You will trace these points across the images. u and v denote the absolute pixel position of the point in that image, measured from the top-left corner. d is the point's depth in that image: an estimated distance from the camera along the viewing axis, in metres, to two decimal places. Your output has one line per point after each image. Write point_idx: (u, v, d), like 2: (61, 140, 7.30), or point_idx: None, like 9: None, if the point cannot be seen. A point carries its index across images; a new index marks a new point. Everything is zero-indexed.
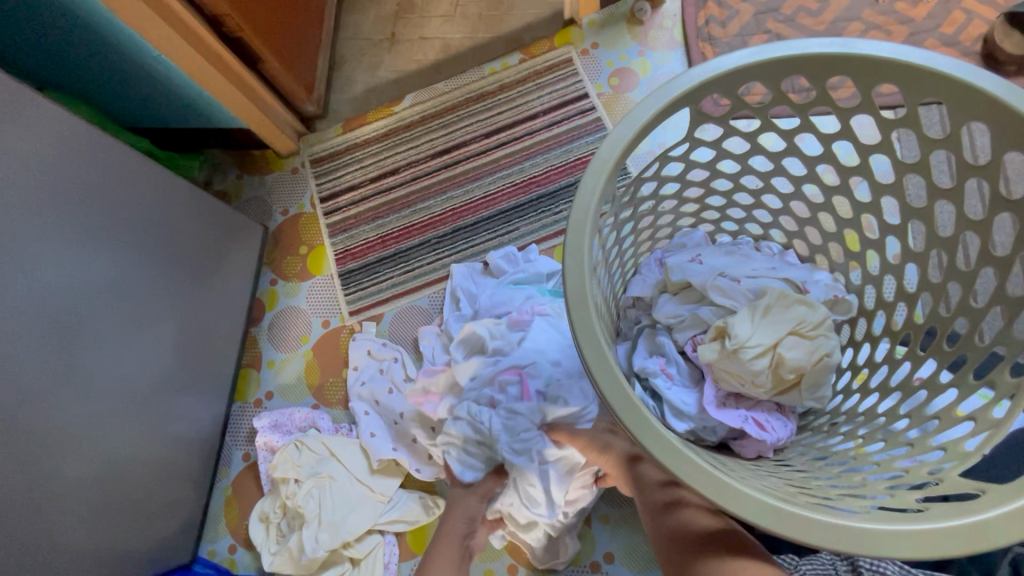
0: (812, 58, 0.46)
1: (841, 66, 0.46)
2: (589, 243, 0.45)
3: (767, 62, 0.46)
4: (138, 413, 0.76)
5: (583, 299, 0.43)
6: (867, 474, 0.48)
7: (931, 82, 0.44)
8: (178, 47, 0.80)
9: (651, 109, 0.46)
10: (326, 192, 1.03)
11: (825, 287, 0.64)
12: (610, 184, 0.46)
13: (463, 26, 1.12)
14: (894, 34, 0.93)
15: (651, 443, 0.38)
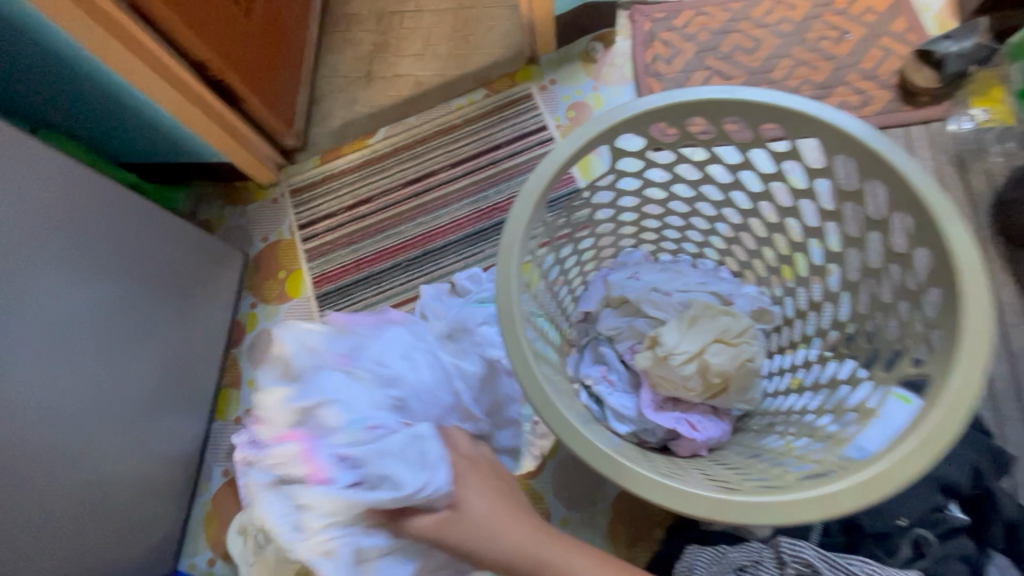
0: (708, 102, 0.54)
1: (732, 109, 0.54)
2: (517, 265, 0.51)
3: (671, 105, 0.54)
4: (122, 431, 0.81)
5: (512, 314, 0.50)
6: (776, 464, 0.55)
7: (803, 122, 0.52)
8: (161, 90, 0.87)
9: (571, 148, 0.53)
10: (304, 221, 1.09)
11: (750, 299, 0.72)
12: (536, 212, 0.53)
13: (433, 64, 1.21)
14: (820, 69, 1.03)
15: (572, 441, 0.45)
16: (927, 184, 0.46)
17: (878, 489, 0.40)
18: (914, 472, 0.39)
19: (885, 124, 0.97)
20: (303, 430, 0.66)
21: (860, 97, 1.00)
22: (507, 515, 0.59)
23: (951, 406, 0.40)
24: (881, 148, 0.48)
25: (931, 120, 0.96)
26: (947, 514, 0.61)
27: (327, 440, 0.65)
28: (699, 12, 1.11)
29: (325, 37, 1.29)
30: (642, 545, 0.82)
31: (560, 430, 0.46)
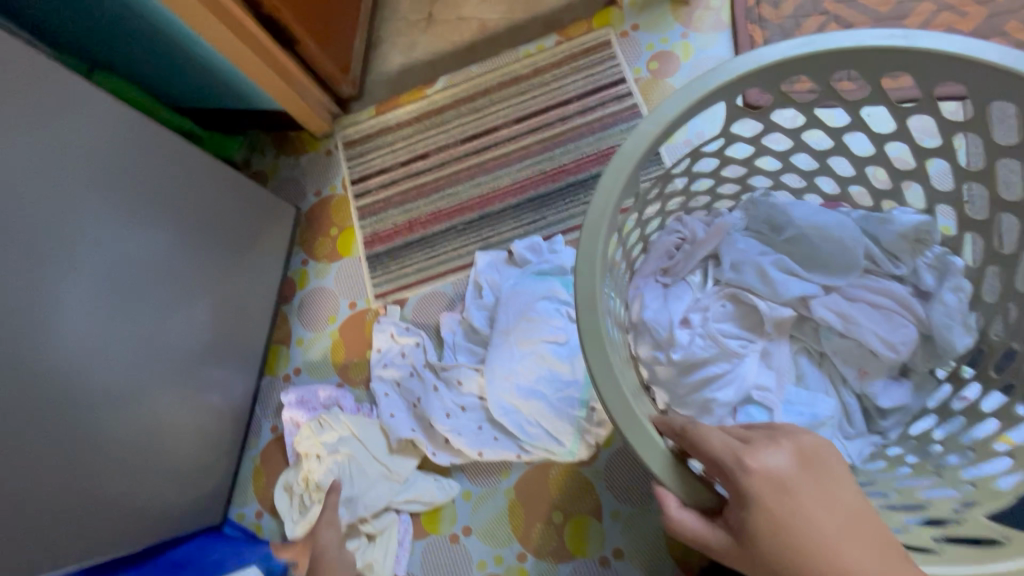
0: (872, 53, 0.42)
1: (905, 62, 0.42)
2: (604, 248, 0.43)
3: (811, 55, 0.43)
4: (176, 383, 0.81)
5: (594, 316, 0.41)
6: (899, 479, 0.48)
7: (1002, 83, 0.40)
8: (218, 31, 0.82)
9: (680, 105, 0.43)
10: (357, 175, 1.04)
11: (890, 318, 0.53)
12: (629, 179, 0.44)
13: (500, 5, 1.09)
14: (969, 16, 0.84)
15: (618, 411, 0.40)
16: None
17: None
18: None
19: None
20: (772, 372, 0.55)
21: None
22: (823, 488, 0.35)
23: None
24: None
25: None
26: None
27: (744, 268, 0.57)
28: None
29: None
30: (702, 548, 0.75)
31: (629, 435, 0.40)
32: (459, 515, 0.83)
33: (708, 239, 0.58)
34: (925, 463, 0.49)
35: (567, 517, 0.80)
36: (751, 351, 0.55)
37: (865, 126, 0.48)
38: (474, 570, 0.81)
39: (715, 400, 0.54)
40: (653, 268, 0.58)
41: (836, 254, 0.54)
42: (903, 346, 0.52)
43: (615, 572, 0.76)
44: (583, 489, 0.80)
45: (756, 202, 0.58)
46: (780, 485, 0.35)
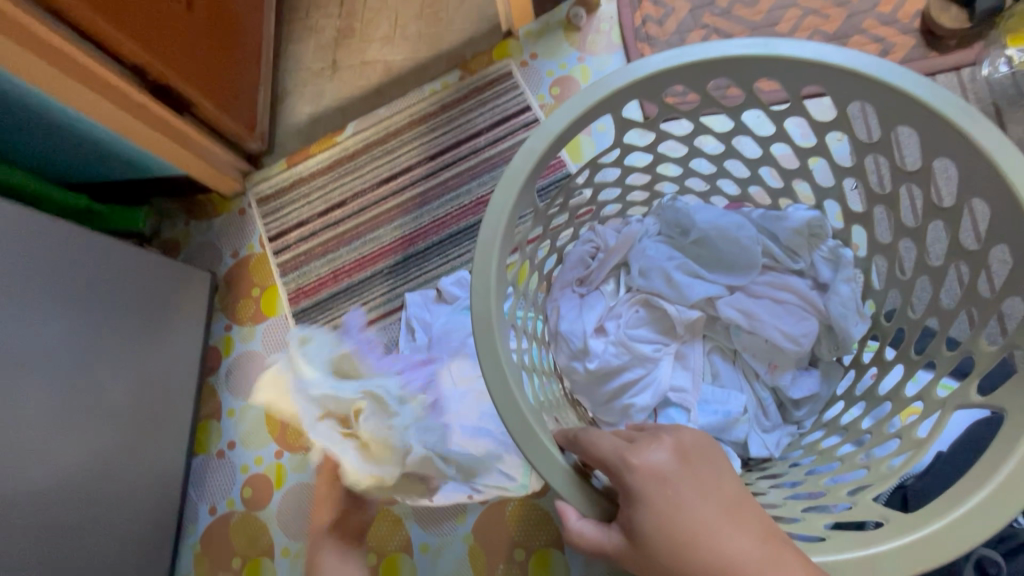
0: (736, 61, 0.43)
1: (769, 69, 0.43)
2: (498, 280, 0.42)
3: (684, 66, 0.44)
4: (96, 480, 0.74)
5: (491, 342, 0.40)
6: (812, 468, 0.49)
7: (847, 82, 0.42)
8: (87, 99, 0.77)
9: (563, 121, 0.44)
10: (275, 231, 1.01)
11: (793, 311, 0.54)
12: (515, 207, 0.44)
13: (402, 47, 1.11)
14: (831, 17, 0.91)
15: (513, 427, 0.38)
16: (1001, 149, 0.36)
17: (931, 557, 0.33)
18: (982, 533, 0.32)
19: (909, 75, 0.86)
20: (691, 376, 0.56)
21: (879, 46, 0.88)
22: (702, 480, 0.34)
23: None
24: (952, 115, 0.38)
25: (963, 66, 0.85)
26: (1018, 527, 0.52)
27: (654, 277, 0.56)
28: None
29: (286, 26, 1.19)
30: None
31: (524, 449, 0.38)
32: (419, 568, 0.80)
33: (618, 247, 0.58)
34: (836, 447, 0.50)
35: (529, 553, 0.78)
36: (666, 355, 0.55)
37: (745, 129, 0.50)
38: None
39: (630, 404, 0.54)
40: (567, 281, 0.57)
41: (737, 255, 0.55)
42: (805, 339, 0.53)
43: None
44: (541, 521, 0.79)
45: (664, 206, 0.59)
46: (662, 482, 0.34)
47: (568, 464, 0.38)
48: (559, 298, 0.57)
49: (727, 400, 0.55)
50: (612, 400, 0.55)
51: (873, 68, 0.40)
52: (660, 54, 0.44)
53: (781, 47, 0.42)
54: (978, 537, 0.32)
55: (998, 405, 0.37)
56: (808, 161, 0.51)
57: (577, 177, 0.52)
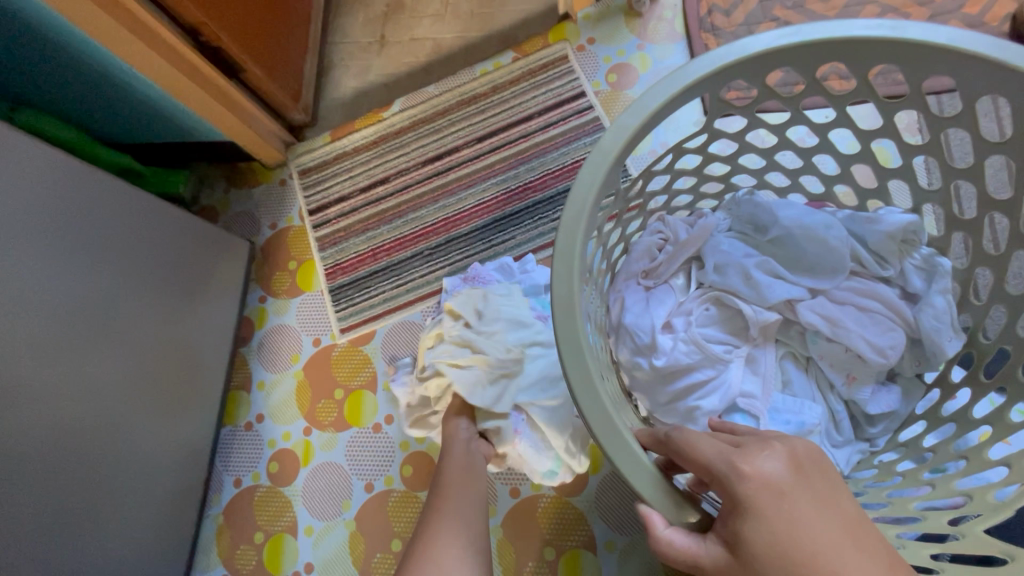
0: (857, 43, 0.40)
1: (891, 53, 0.40)
2: (580, 262, 0.39)
3: (799, 45, 0.40)
4: (127, 442, 0.73)
5: (572, 327, 0.38)
6: (892, 490, 0.46)
7: (982, 72, 0.38)
8: (142, 56, 0.75)
9: (665, 95, 0.41)
10: (315, 204, 0.99)
11: (878, 320, 0.51)
12: (602, 185, 0.40)
13: (454, 25, 1.09)
14: (911, 16, 0.86)
15: (592, 417, 0.36)
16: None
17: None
18: None
19: None
20: (764, 386, 0.52)
21: None
22: (818, 494, 0.31)
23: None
24: None
25: None
26: None
27: (729, 273, 0.53)
28: None
29: None
30: None
31: (606, 446, 0.35)
32: None
33: (692, 240, 0.54)
34: (914, 470, 0.47)
35: (560, 553, 0.75)
36: (737, 358, 0.52)
37: (848, 121, 0.46)
38: None
39: (695, 409, 0.51)
40: (632, 272, 0.54)
41: (822, 257, 0.52)
42: (892, 351, 0.50)
43: None
44: (575, 521, 0.76)
45: (739, 201, 0.55)
46: (776, 493, 0.30)
47: (652, 464, 0.36)
48: (624, 289, 0.54)
49: (800, 410, 0.52)
50: (676, 403, 0.51)
51: (1012, 56, 0.36)
52: (770, 32, 0.40)
53: (905, 29, 0.38)
54: None
55: None
56: (910, 160, 0.47)
57: (659, 160, 0.49)
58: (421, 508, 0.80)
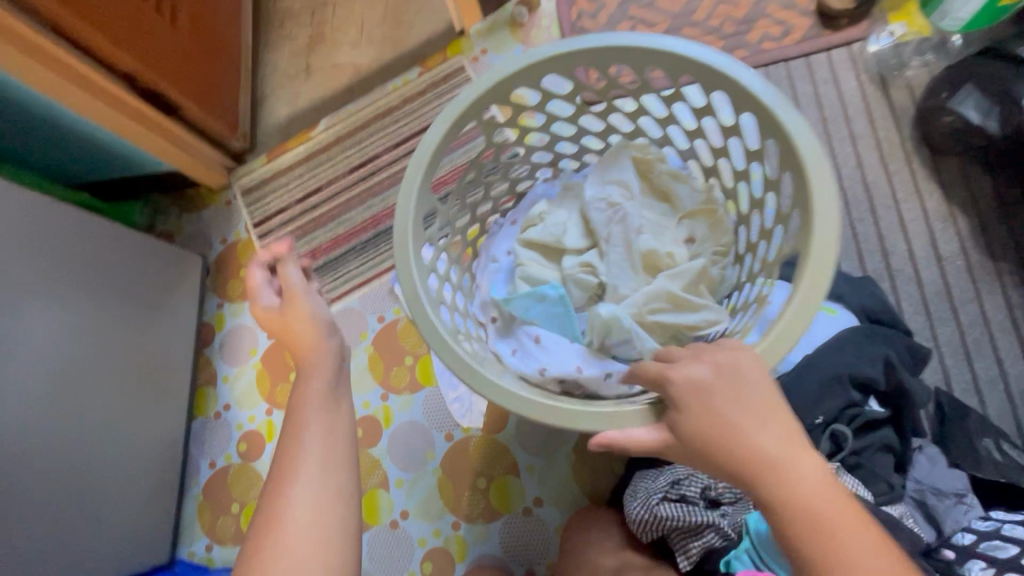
0: (594, 51, 0.58)
1: (615, 56, 0.58)
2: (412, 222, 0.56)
3: (557, 58, 0.58)
4: (104, 428, 0.86)
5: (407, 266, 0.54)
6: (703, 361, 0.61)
7: (678, 63, 0.57)
8: (93, 106, 0.90)
9: (474, 93, 0.58)
10: (258, 218, 1.12)
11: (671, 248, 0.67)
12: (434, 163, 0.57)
13: (368, 50, 1.27)
14: (740, 5, 1.03)
15: (416, 318, 0.53)
16: (770, 91, 0.54)
17: (772, 358, 0.47)
18: (794, 332, 0.47)
19: (807, 51, 0.98)
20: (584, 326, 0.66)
21: (781, 27, 1.01)
22: (738, 392, 0.42)
23: (813, 284, 0.47)
24: (746, 82, 0.55)
25: (852, 42, 0.97)
26: (862, 409, 0.63)
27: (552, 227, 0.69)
28: None
29: (263, 36, 1.35)
30: (604, 481, 0.86)
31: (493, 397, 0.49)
32: (395, 502, 0.91)
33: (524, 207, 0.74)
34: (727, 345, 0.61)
35: (490, 481, 0.89)
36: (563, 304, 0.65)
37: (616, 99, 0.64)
38: (415, 548, 0.88)
39: (540, 369, 0.63)
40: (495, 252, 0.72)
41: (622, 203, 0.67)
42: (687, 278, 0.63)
43: (538, 518, 0.86)
44: (500, 452, 0.90)
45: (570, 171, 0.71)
46: (693, 391, 0.43)
47: (462, 357, 0.51)
48: (485, 267, 0.71)
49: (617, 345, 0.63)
50: (523, 364, 0.63)
51: (683, 48, 0.56)
52: (544, 47, 0.58)
53: (629, 38, 0.57)
54: (794, 337, 0.47)
55: (795, 252, 0.53)
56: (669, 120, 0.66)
57: (494, 143, 0.66)
58: (372, 463, 0.93)
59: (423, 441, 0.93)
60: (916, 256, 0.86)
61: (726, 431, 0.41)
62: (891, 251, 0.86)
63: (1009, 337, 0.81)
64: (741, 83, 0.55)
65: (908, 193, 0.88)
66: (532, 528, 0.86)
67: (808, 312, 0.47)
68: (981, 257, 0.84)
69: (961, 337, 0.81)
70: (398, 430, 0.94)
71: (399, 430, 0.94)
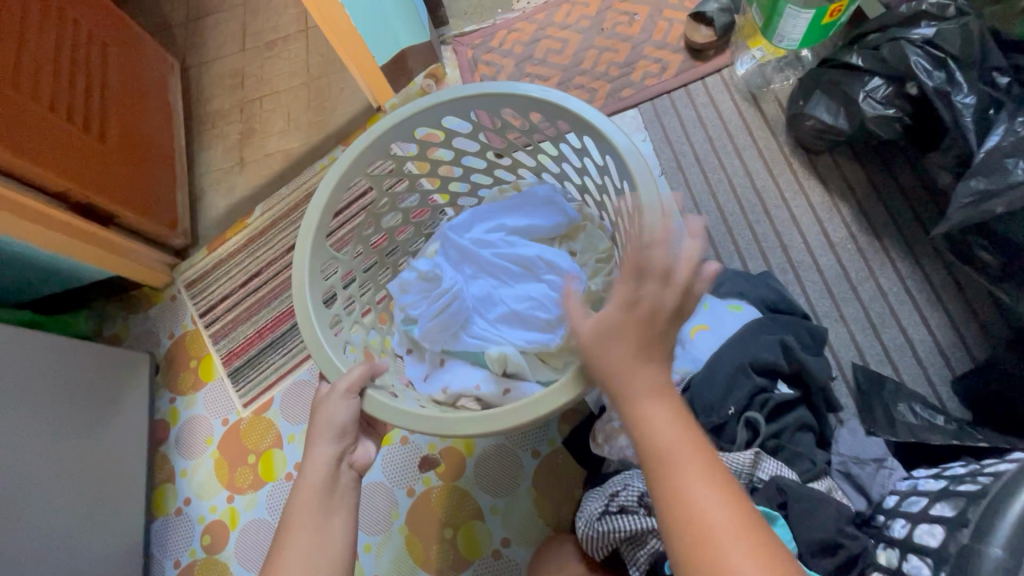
0: (452, 100, 0.66)
1: (470, 102, 0.67)
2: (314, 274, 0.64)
3: (420, 112, 0.67)
4: (57, 546, 0.84)
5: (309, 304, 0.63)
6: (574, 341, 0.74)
7: (522, 100, 0.65)
8: (28, 229, 0.94)
9: (358, 148, 0.66)
10: (203, 308, 1.15)
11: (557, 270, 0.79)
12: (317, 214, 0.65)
13: (296, 137, 1.37)
14: (620, 51, 1.15)
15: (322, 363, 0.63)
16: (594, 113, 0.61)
17: None
18: None
19: (684, 82, 1.10)
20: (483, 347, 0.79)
21: (659, 65, 1.12)
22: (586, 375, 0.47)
23: None
24: (577, 108, 0.62)
25: (721, 68, 1.09)
26: (771, 393, 0.68)
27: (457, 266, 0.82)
28: (510, 29, 1.24)
29: (196, 140, 1.44)
30: (565, 509, 0.88)
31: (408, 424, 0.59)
32: (365, 569, 0.90)
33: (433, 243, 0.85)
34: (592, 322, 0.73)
35: (457, 528, 0.89)
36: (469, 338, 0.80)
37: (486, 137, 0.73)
38: None
39: (444, 388, 0.78)
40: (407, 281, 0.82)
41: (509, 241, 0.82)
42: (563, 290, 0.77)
43: (507, 558, 0.87)
44: (462, 498, 0.91)
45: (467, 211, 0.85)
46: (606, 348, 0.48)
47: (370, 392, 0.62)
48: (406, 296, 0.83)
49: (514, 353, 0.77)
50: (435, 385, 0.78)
51: (523, 87, 0.64)
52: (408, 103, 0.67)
53: (477, 86, 0.65)
54: None
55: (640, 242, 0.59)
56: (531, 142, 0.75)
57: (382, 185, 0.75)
58: None
59: (386, 501, 0.93)
60: (811, 246, 0.93)
61: (635, 428, 0.47)
62: (788, 245, 0.94)
63: (907, 306, 0.87)
64: (573, 109, 0.62)
65: (794, 191, 0.97)
66: (503, 569, 0.86)
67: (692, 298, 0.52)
68: (868, 237, 0.92)
69: (865, 312, 0.88)
70: (361, 492, 0.94)
71: (362, 492, 0.94)
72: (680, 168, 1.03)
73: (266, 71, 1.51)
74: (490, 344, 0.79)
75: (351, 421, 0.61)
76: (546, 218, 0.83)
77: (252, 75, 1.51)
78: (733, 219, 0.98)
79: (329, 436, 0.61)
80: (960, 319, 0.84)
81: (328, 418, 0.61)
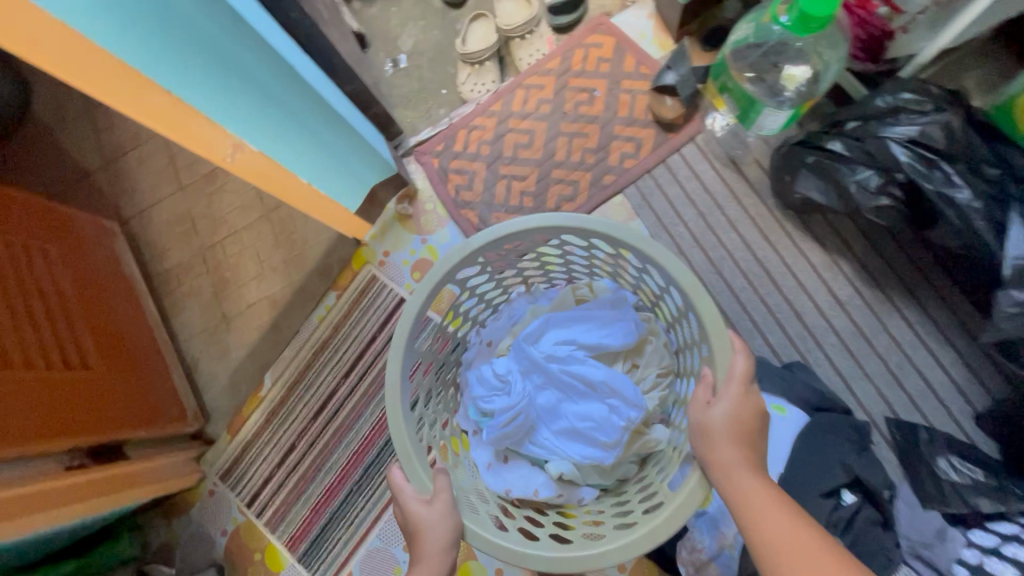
0: (487, 243, 0.65)
1: (506, 238, 0.66)
2: (407, 438, 0.61)
3: (460, 258, 0.65)
4: None
5: (404, 446, 0.61)
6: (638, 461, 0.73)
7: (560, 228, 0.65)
8: (67, 513, 0.90)
9: (416, 305, 0.64)
10: (248, 496, 1.14)
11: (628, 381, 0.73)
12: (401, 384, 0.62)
13: (276, 279, 1.31)
14: (590, 134, 1.13)
15: (418, 484, 0.60)
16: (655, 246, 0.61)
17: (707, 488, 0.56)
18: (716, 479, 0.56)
19: (662, 157, 1.09)
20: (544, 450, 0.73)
21: (632, 143, 1.11)
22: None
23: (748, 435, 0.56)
24: (627, 236, 0.62)
25: (695, 135, 1.09)
26: (842, 511, 0.75)
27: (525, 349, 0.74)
28: (470, 127, 1.20)
29: (169, 304, 1.37)
30: None
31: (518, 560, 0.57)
32: None
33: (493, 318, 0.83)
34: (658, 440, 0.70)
35: None
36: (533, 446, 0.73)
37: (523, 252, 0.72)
38: None
39: (504, 491, 0.69)
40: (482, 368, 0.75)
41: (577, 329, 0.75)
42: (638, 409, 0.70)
43: None
44: None
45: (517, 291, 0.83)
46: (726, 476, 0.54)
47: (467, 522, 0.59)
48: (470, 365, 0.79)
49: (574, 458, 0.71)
50: (490, 483, 0.71)
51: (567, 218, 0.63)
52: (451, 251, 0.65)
53: (518, 224, 0.64)
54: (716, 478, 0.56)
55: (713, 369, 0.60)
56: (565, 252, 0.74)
57: (445, 317, 0.73)
58: None
59: None
60: (822, 307, 0.98)
61: (752, 521, 0.52)
62: (802, 310, 0.99)
63: (921, 350, 0.94)
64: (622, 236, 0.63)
65: (795, 255, 1.01)
66: None
67: (761, 434, 0.57)
68: (872, 290, 0.97)
69: (885, 364, 0.95)
70: None
71: None
72: (682, 251, 1.05)
73: (216, 208, 1.41)
74: (553, 457, 0.72)
75: (453, 532, 0.58)
76: (617, 334, 0.74)
77: (201, 216, 1.41)
78: (745, 295, 1.01)
79: (439, 550, 0.58)
80: (968, 354, 0.93)
81: (434, 533, 0.58)
